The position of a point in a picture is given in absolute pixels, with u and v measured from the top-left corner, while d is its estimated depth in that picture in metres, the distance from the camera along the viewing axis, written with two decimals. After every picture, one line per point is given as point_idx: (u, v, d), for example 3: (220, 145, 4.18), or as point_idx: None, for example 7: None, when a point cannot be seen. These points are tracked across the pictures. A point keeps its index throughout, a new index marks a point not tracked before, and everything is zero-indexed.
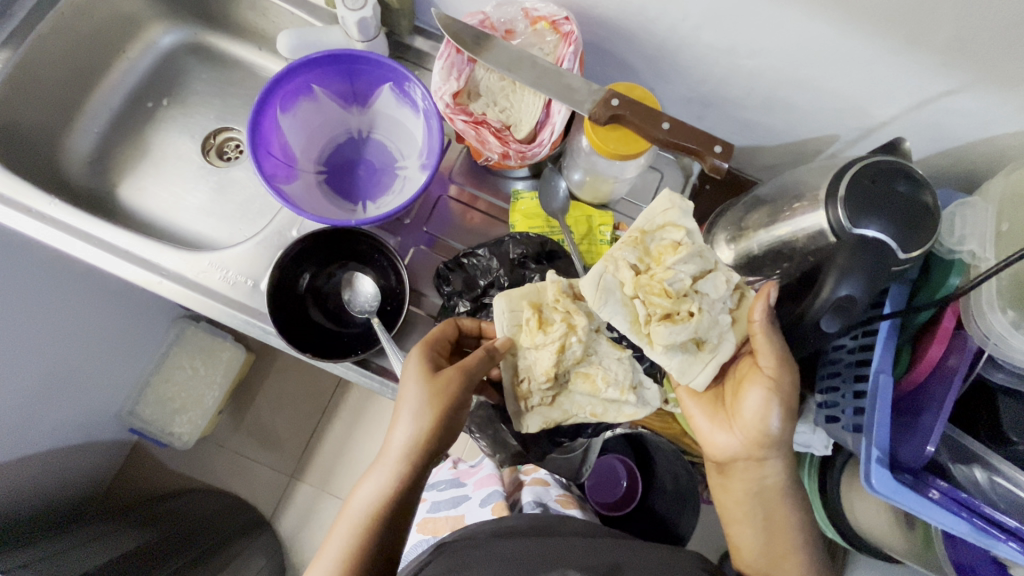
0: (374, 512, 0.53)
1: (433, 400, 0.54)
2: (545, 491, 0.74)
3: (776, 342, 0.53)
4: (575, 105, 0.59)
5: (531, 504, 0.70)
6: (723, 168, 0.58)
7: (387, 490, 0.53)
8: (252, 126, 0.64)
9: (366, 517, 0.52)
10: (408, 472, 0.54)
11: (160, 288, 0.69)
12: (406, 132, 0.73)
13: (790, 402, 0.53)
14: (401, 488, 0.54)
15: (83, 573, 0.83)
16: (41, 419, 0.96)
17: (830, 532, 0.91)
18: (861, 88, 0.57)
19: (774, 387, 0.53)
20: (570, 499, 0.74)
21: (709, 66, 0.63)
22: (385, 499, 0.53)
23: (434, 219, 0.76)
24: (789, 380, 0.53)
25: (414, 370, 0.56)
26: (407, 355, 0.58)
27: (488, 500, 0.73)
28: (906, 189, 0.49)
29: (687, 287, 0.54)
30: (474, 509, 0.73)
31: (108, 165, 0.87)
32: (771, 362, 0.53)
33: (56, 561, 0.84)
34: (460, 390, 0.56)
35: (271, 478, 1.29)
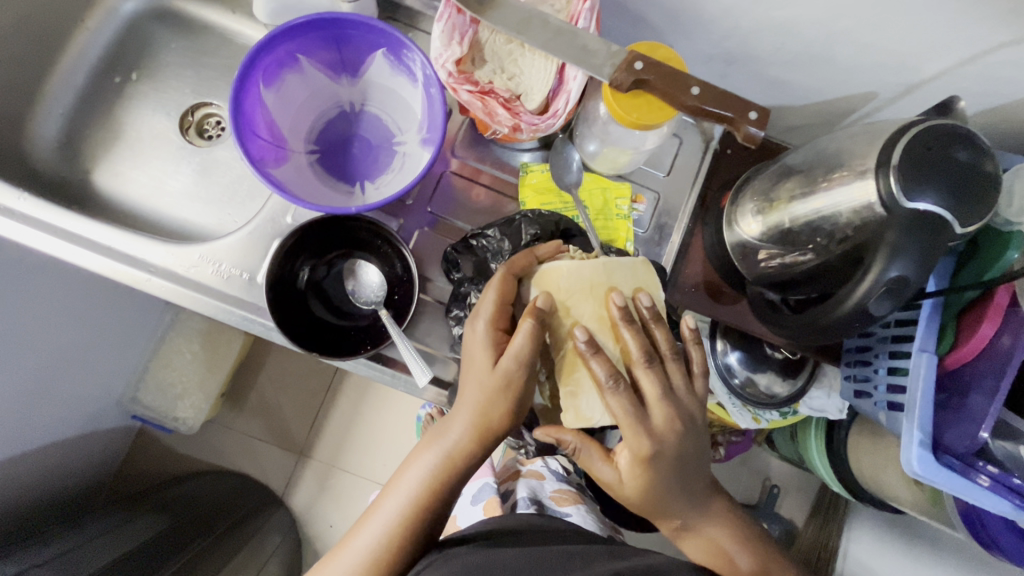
0: (423, 492, 0.53)
1: (496, 388, 0.51)
2: (541, 486, 0.77)
3: (642, 415, 0.50)
4: (593, 70, 0.52)
5: (526, 500, 0.73)
6: (758, 137, 0.53)
7: (444, 467, 0.53)
8: (233, 105, 0.58)
9: (415, 493, 0.53)
10: (470, 453, 0.53)
11: (148, 286, 0.64)
12: (402, 103, 0.67)
13: (655, 483, 0.51)
14: (454, 476, 0.53)
15: (101, 567, 0.81)
16: (40, 416, 0.93)
17: (836, 487, 0.93)
18: (910, 39, 0.52)
19: (620, 465, 0.52)
20: (567, 493, 0.77)
21: (736, 19, 0.57)
22: (440, 479, 0.53)
23: (437, 198, 0.70)
24: (649, 473, 0.51)
25: (482, 363, 0.52)
26: (471, 337, 0.54)
27: (479, 497, 0.77)
28: (965, 156, 0.44)
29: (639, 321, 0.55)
30: (466, 507, 0.77)
31: (78, 148, 0.80)
32: (641, 437, 0.50)
33: (71, 558, 0.83)
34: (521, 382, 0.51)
35: (281, 456, 1.28)
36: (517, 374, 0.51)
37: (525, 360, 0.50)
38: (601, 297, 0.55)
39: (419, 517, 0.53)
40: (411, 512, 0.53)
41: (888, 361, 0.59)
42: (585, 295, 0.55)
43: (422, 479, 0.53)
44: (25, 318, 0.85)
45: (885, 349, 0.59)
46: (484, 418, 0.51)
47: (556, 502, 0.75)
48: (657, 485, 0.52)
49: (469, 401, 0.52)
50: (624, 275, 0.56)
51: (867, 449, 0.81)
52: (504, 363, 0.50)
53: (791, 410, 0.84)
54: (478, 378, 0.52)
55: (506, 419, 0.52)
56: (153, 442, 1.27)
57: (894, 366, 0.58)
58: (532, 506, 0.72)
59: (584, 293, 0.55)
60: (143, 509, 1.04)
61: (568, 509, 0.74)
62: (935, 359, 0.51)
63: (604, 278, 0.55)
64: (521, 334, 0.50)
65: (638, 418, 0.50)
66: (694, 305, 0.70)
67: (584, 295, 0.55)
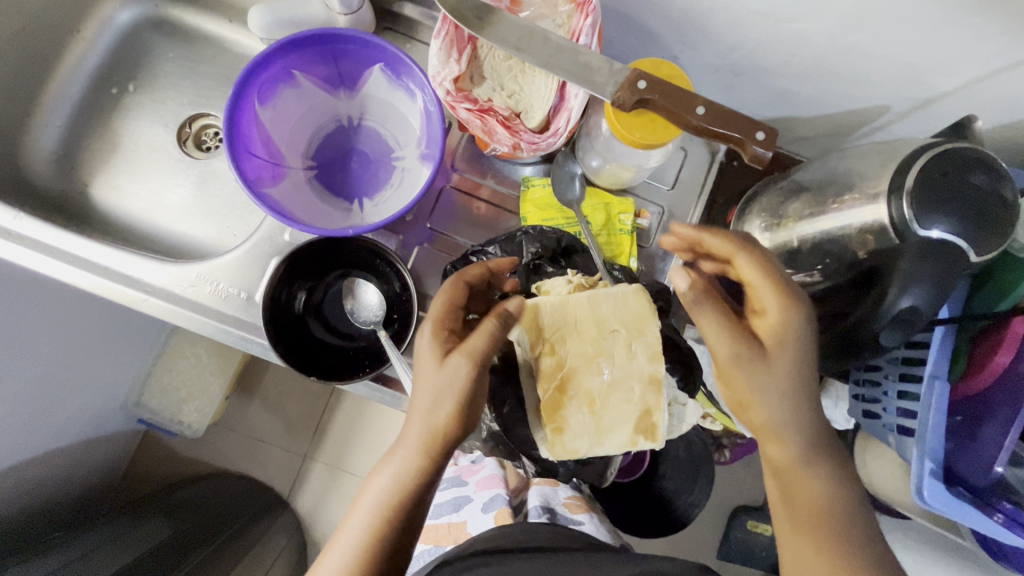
0: (380, 518, 0.46)
1: (450, 390, 0.47)
2: (553, 493, 0.75)
3: (782, 276, 0.47)
4: (595, 88, 0.51)
5: (539, 509, 0.71)
6: (766, 157, 0.50)
7: (401, 487, 0.47)
8: (227, 124, 0.57)
9: (373, 518, 0.47)
10: (426, 467, 0.47)
11: (145, 306, 0.63)
12: (401, 117, 0.66)
13: (791, 353, 0.46)
14: (412, 493, 0.47)
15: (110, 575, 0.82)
16: (45, 424, 0.93)
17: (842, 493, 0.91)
18: (925, 54, 0.50)
19: (768, 339, 0.46)
20: (578, 502, 0.76)
21: (743, 32, 0.55)
22: (396, 500, 0.47)
23: (437, 214, 0.69)
24: (803, 328, 0.46)
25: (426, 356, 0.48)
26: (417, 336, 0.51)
27: (491, 505, 0.73)
28: (983, 182, 0.43)
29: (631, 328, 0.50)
30: (476, 515, 0.73)
31: (75, 161, 0.80)
32: (791, 300, 0.46)
33: (80, 565, 0.83)
34: (473, 384, 0.47)
35: (285, 459, 1.28)
36: (472, 376, 0.47)
37: (480, 359, 0.47)
38: (590, 334, 0.50)
39: (376, 550, 0.46)
40: (370, 543, 0.46)
41: (898, 383, 0.58)
42: (574, 332, 0.51)
43: (377, 501, 0.47)
44: (25, 329, 0.85)
45: (896, 371, 0.58)
46: (432, 422, 0.47)
47: (567, 510, 0.72)
48: (795, 357, 0.46)
49: (418, 405, 0.47)
50: (612, 309, 0.51)
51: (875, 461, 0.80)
52: (450, 363, 0.47)
53: None
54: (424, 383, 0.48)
55: (458, 423, 0.47)
56: (158, 446, 1.28)
57: (905, 390, 0.57)
58: (544, 515, 0.69)
59: (574, 327, 0.50)
60: (149, 514, 1.03)
61: (581, 517, 0.71)
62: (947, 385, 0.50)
63: (591, 313, 0.51)
64: (481, 333, 0.47)
65: (783, 281, 0.47)
66: None
67: (572, 331, 0.51)
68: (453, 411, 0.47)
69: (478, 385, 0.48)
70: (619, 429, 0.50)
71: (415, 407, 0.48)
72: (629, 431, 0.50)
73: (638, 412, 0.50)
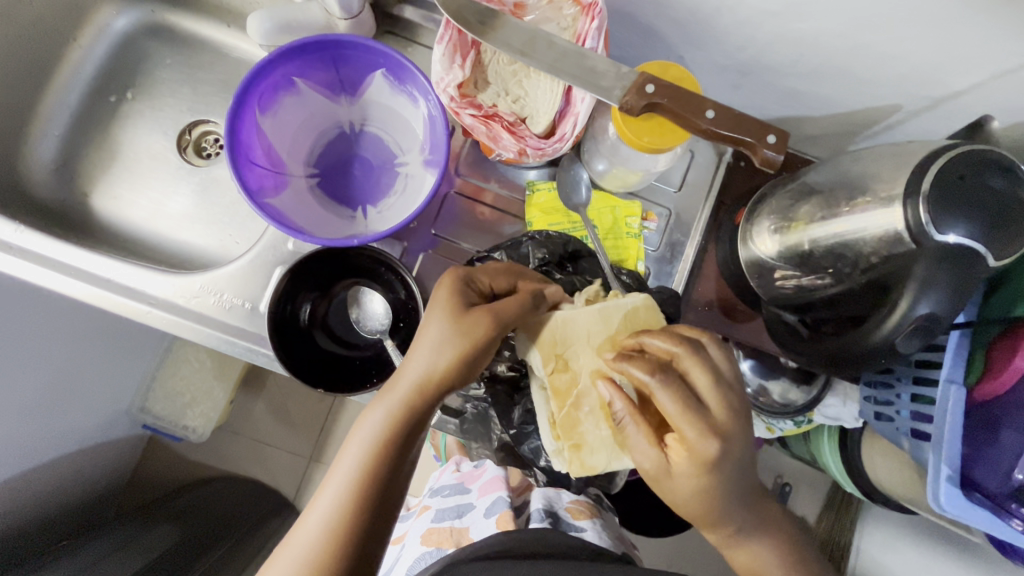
0: (368, 463, 0.45)
1: (459, 339, 0.47)
2: (556, 497, 0.72)
3: (700, 410, 0.43)
4: (602, 93, 0.50)
5: (540, 514, 0.68)
6: (778, 161, 0.49)
7: (388, 432, 0.46)
8: (228, 133, 0.56)
9: (362, 460, 0.45)
10: (416, 409, 0.47)
11: (149, 318, 0.63)
12: (404, 123, 0.65)
13: (708, 484, 0.44)
14: (402, 439, 0.46)
15: None
16: (49, 434, 0.93)
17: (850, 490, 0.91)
18: (938, 52, 0.49)
19: (674, 467, 0.44)
20: (583, 507, 0.71)
21: (752, 31, 0.54)
22: (383, 447, 0.46)
23: (441, 219, 0.69)
24: (724, 464, 0.43)
25: (439, 308, 0.49)
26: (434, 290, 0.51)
27: (493, 510, 0.71)
28: (1000, 184, 0.42)
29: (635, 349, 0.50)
30: (479, 520, 0.71)
31: (75, 171, 0.79)
32: (705, 437, 0.43)
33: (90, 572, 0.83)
34: (490, 337, 0.48)
35: (291, 462, 1.28)
36: (489, 329, 0.48)
37: (500, 319, 0.49)
38: (603, 348, 0.51)
39: (364, 495, 0.44)
40: (357, 486, 0.44)
41: (911, 386, 0.57)
42: (586, 345, 0.52)
43: (364, 448, 0.46)
44: (26, 340, 0.84)
45: (909, 374, 0.57)
46: (432, 367, 0.47)
47: (570, 514, 0.69)
48: (716, 487, 0.44)
49: (426, 352, 0.48)
50: (624, 322, 0.52)
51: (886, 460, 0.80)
52: (471, 314, 0.48)
53: (806, 419, 0.81)
54: (428, 336, 0.48)
55: (460, 370, 0.48)
56: (163, 452, 1.28)
57: (918, 394, 0.56)
58: (546, 519, 0.67)
59: (586, 340, 0.51)
60: (155, 520, 1.03)
61: (584, 522, 0.68)
62: (964, 390, 0.49)
63: (603, 326, 0.52)
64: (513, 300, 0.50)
65: (698, 416, 0.43)
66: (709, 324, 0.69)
67: (585, 344, 0.52)
68: (460, 353, 0.47)
69: (491, 340, 0.49)
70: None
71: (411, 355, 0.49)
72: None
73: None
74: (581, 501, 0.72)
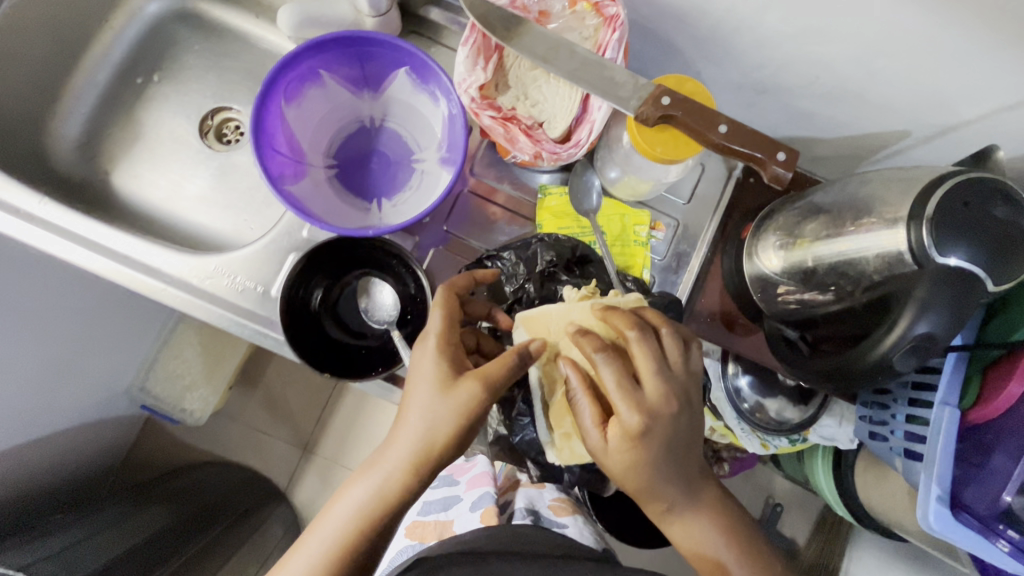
0: (351, 531, 0.48)
1: (451, 412, 0.48)
2: (539, 496, 0.73)
3: (633, 388, 0.46)
4: (619, 102, 0.51)
5: (522, 512, 0.68)
6: (786, 178, 0.50)
7: (375, 502, 0.49)
8: (254, 120, 0.58)
9: (350, 524, 0.48)
10: (406, 482, 0.49)
11: (162, 295, 0.64)
12: (423, 121, 0.67)
13: (638, 458, 0.46)
14: (389, 510, 0.49)
15: (111, 558, 0.83)
16: (50, 408, 0.94)
17: (840, 511, 0.91)
18: (950, 82, 0.50)
19: (609, 443, 0.47)
20: (564, 505, 0.73)
21: (768, 52, 0.56)
22: (371, 515, 0.48)
23: (454, 217, 0.70)
24: (654, 436, 0.46)
25: (432, 374, 0.50)
26: (420, 353, 0.52)
27: (478, 504, 0.70)
28: (1004, 214, 0.43)
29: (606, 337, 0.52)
30: (465, 514, 0.70)
31: (98, 148, 0.81)
32: (632, 411, 0.45)
33: (81, 548, 0.84)
34: (479, 405, 0.49)
35: (286, 452, 1.29)
36: (478, 397, 0.49)
37: (490, 386, 0.49)
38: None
39: (345, 559, 0.48)
40: (344, 545, 0.48)
41: (908, 408, 0.58)
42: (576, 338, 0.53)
43: (347, 516, 0.49)
44: (35, 312, 0.86)
45: (906, 395, 0.59)
46: (425, 444, 0.49)
47: (552, 512, 0.70)
48: (647, 458, 0.46)
49: (416, 424, 0.49)
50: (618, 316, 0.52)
51: (877, 481, 0.80)
52: (461, 388, 0.49)
53: (800, 437, 0.81)
54: (418, 403, 0.49)
55: (453, 445, 0.49)
56: (161, 431, 1.29)
57: (914, 414, 0.58)
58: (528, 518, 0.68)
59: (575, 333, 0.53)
60: (142, 502, 1.02)
61: (566, 522, 0.69)
62: (958, 412, 0.50)
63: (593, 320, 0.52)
64: (499, 361, 0.50)
65: (631, 395, 0.46)
66: (709, 335, 0.71)
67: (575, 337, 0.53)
68: (453, 430, 0.48)
69: (484, 409, 0.49)
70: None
71: (404, 425, 0.49)
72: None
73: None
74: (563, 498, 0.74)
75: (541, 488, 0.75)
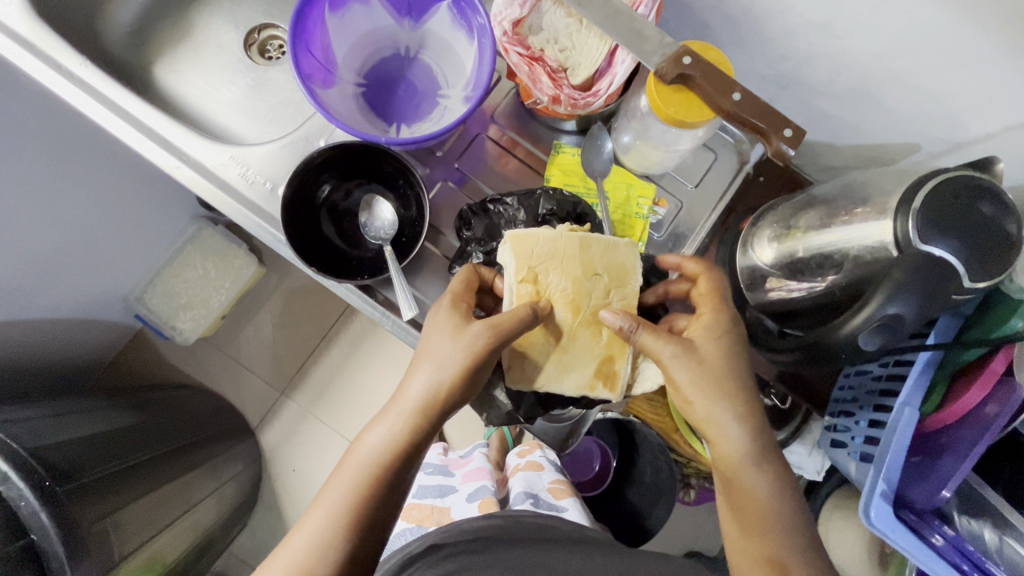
0: (372, 472, 0.49)
1: (463, 355, 0.50)
2: (538, 481, 0.85)
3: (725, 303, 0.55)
4: (642, 56, 0.53)
5: (522, 495, 0.80)
6: (788, 155, 0.53)
7: (392, 444, 0.50)
8: (296, 17, 0.60)
9: (372, 466, 0.50)
10: (417, 426, 0.51)
11: (177, 173, 0.67)
12: (455, 58, 0.69)
13: (703, 369, 0.52)
14: (410, 450, 0.51)
15: (87, 436, 0.83)
16: (52, 287, 0.96)
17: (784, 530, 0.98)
18: (965, 93, 0.51)
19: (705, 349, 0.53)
20: (563, 488, 0.84)
21: (796, 41, 0.57)
22: (387, 457, 0.50)
23: (466, 157, 0.72)
24: (720, 345, 0.54)
25: (444, 324, 0.52)
26: (432, 308, 0.55)
27: (475, 496, 0.83)
28: (990, 212, 0.44)
29: (597, 268, 0.55)
30: (461, 504, 0.83)
31: (147, 39, 0.83)
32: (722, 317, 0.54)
33: (61, 421, 0.83)
34: (488, 351, 0.50)
35: (263, 391, 1.29)
36: (486, 347, 0.50)
37: (498, 332, 0.50)
38: (574, 270, 0.54)
39: (369, 497, 0.49)
40: (368, 485, 0.49)
41: (870, 413, 0.58)
42: (557, 265, 0.55)
43: (371, 457, 0.50)
44: (57, 186, 0.88)
45: (871, 402, 0.59)
46: (438, 386, 0.50)
47: (551, 495, 0.82)
48: (710, 369, 0.53)
49: (430, 368, 0.51)
50: (602, 253, 0.55)
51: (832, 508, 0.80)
52: (473, 332, 0.50)
53: None
54: (433, 352, 0.51)
55: (463, 387, 0.51)
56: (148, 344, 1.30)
57: (875, 419, 0.58)
58: (528, 499, 0.80)
59: (559, 260, 0.54)
60: (118, 402, 1.02)
61: (562, 501, 0.81)
62: (916, 414, 0.50)
63: (580, 251, 0.55)
64: (509, 312, 0.51)
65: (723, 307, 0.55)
66: None
67: (556, 263, 0.55)
68: (463, 371, 0.50)
69: (492, 356, 0.51)
70: (579, 371, 0.54)
71: (417, 373, 0.52)
72: (589, 374, 0.55)
73: (601, 358, 0.55)
74: (560, 482, 0.86)
75: (539, 476, 0.87)
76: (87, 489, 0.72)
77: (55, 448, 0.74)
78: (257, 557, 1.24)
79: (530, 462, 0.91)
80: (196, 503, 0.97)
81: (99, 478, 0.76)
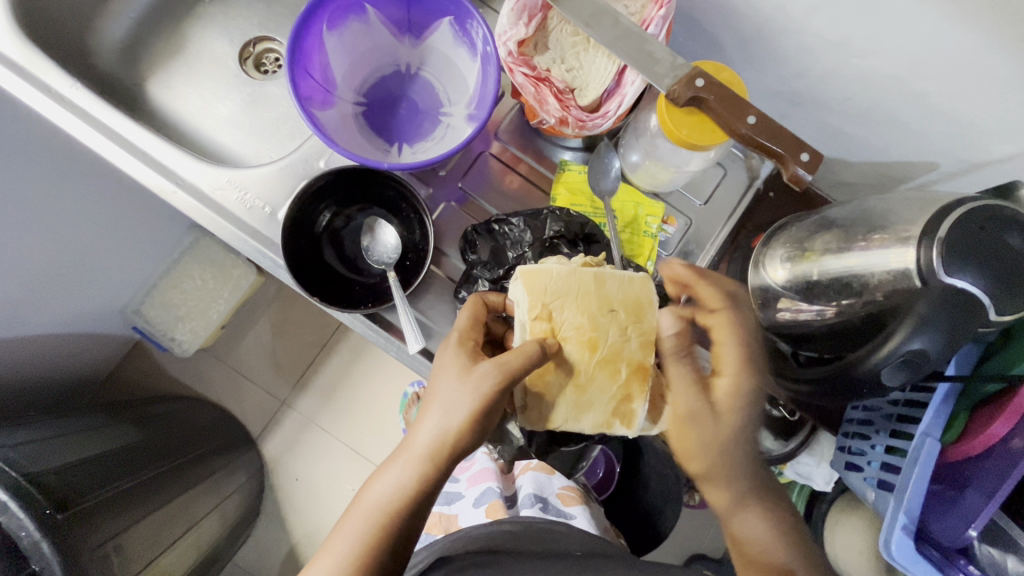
0: (380, 522, 0.47)
1: (469, 398, 0.48)
2: (548, 483, 0.83)
3: (632, 341, 0.52)
4: (653, 78, 0.51)
5: (531, 499, 0.79)
6: (805, 180, 0.51)
7: (402, 492, 0.48)
8: (294, 39, 0.58)
9: (380, 515, 0.48)
10: (427, 474, 0.49)
11: (173, 197, 0.65)
12: (457, 75, 0.67)
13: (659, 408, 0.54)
14: (420, 499, 0.48)
15: (85, 458, 0.81)
16: (47, 304, 0.94)
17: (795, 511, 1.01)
18: (987, 115, 0.50)
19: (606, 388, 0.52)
20: (573, 494, 0.83)
21: (811, 59, 0.55)
22: (396, 505, 0.48)
23: (470, 176, 0.70)
24: (642, 379, 0.53)
25: (451, 366, 0.51)
26: (439, 349, 0.53)
27: (481, 500, 0.81)
28: (1018, 244, 0.42)
29: (612, 306, 0.53)
30: (468, 509, 0.81)
31: (140, 55, 0.81)
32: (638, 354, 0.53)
33: (59, 443, 0.82)
34: (497, 393, 0.48)
35: (265, 402, 1.28)
36: (494, 389, 0.48)
37: (508, 375, 0.48)
38: (591, 307, 0.52)
39: (376, 551, 0.47)
40: (376, 536, 0.47)
41: (887, 439, 0.57)
42: (572, 301, 0.52)
43: (378, 507, 0.48)
44: (49, 200, 0.86)
45: (888, 427, 0.58)
46: (446, 433, 0.48)
47: (561, 501, 0.80)
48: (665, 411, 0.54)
49: (438, 414, 0.49)
50: (617, 287, 0.53)
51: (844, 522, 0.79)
52: (480, 376, 0.48)
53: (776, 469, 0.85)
54: (441, 397, 0.49)
55: (472, 434, 0.49)
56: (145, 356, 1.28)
57: (893, 446, 0.57)
58: (536, 503, 0.78)
59: (574, 296, 0.52)
60: (118, 418, 1.00)
61: (572, 508, 0.80)
62: (938, 445, 0.50)
63: (594, 286, 0.53)
64: (517, 350, 0.49)
65: (636, 346, 0.53)
66: None
67: (571, 300, 0.52)
68: (472, 417, 0.48)
69: (500, 398, 0.49)
70: (597, 410, 0.52)
71: (425, 418, 0.50)
72: (606, 413, 0.52)
73: (618, 397, 0.52)
74: (571, 487, 0.84)
75: (551, 475, 0.85)
76: (87, 514, 0.70)
77: (54, 473, 0.72)
78: (261, 566, 1.23)
79: (541, 462, 0.88)
80: (198, 521, 0.95)
81: (100, 503, 0.75)
